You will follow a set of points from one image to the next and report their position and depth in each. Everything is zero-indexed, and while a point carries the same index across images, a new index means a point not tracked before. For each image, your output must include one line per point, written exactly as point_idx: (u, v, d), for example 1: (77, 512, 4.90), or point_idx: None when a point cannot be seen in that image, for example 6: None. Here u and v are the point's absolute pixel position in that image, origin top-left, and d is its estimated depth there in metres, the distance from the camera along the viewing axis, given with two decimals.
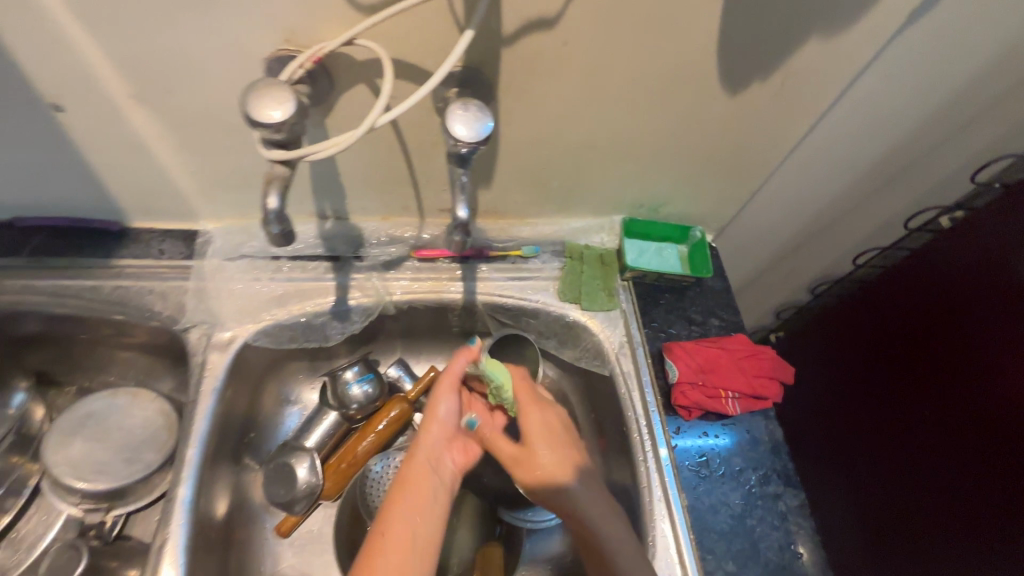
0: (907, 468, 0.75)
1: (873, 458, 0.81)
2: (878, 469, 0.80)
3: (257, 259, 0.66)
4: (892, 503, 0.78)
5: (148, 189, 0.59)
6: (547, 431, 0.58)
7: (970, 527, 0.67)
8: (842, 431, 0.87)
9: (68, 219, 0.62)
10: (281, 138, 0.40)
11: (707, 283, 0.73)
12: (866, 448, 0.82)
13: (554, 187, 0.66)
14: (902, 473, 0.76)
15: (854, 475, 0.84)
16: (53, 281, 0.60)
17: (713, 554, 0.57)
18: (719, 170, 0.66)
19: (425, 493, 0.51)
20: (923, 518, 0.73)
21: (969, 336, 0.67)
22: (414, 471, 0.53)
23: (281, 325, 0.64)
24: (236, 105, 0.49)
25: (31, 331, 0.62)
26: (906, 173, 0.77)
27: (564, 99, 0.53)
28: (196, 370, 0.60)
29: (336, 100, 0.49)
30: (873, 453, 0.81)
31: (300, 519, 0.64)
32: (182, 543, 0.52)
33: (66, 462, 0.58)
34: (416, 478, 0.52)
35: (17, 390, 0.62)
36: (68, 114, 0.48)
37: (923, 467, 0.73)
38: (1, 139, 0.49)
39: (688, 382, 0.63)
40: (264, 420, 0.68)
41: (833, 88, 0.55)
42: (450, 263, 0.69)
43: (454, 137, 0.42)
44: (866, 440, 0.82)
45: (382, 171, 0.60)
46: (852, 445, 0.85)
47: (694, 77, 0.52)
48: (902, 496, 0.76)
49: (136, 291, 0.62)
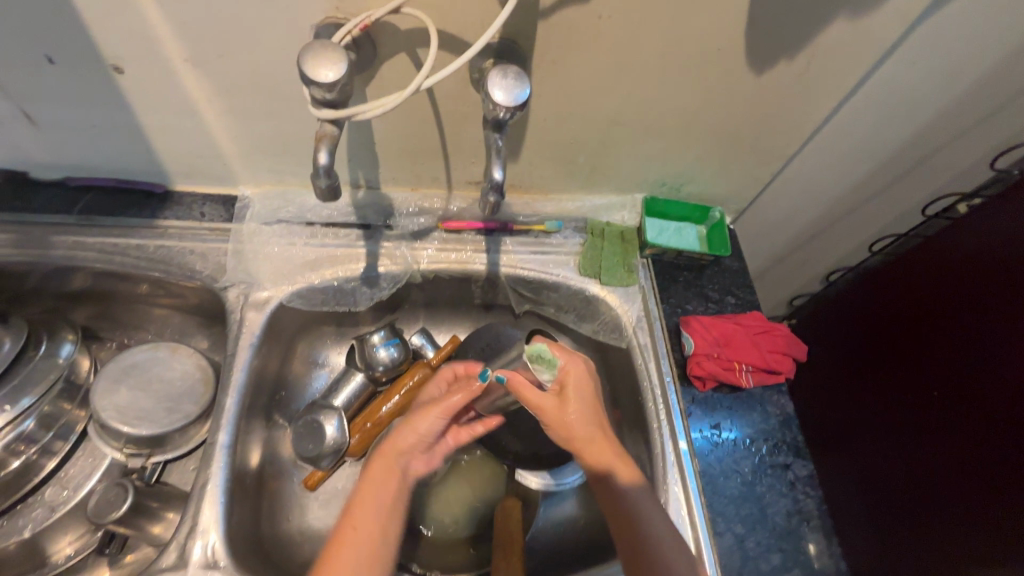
0: (910, 448, 0.77)
1: (879, 440, 0.82)
2: (883, 451, 0.81)
3: (293, 224, 0.69)
4: (895, 484, 0.79)
5: (193, 152, 0.62)
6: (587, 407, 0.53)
7: (971, 505, 0.68)
8: (853, 415, 0.88)
9: (115, 180, 0.66)
10: (332, 97, 0.43)
11: (724, 262, 0.75)
12: (874, 430, 0.84)
13: (580, 163, 0.68)
14: (905, 453, 0.78)
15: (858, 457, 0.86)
16: (101, 238, 0.64)
17: (723, 517, 0.59)
18: (741, 151, 0.67)
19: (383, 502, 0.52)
20: (925, 497, 0.74)
21: (980, 318, 0.69)
22: (381, 474, 0.53)
23: (314, 288, 0.67)
24: (284, 72, 0.52)
25: (79, 286, 0.66)
26: (927, 161, 0.78)
27: (595, 73, 0.55)
28: (234, 327, 0.64)
29: (379, 68, 0.52)
30: (880, 435, 0.83)
31: (327, 473, 0.66)
32: (221, 485, 0.55)
33: (112, 407, 0.61)
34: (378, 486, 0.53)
35: (65, 341, 0.64)
36: (126, 75, 0.51)
37: (926, 447, 0.74)
38: (65, 98, 0.53)
39: (704, 354, 0.65)
40: (294, 380, 0.71)
41: (858, 69, 0.56)
42: (475, 235, 0.72)
43: (493, 102, 0.45)
44: (874, 423, 0.84)
45: (415, 142, 0.62)
46: (861, 428, 0.86)
47: (723, 54, 0.54)
48: (904, 476, 0.78)
49: (179, 250, 0.65)
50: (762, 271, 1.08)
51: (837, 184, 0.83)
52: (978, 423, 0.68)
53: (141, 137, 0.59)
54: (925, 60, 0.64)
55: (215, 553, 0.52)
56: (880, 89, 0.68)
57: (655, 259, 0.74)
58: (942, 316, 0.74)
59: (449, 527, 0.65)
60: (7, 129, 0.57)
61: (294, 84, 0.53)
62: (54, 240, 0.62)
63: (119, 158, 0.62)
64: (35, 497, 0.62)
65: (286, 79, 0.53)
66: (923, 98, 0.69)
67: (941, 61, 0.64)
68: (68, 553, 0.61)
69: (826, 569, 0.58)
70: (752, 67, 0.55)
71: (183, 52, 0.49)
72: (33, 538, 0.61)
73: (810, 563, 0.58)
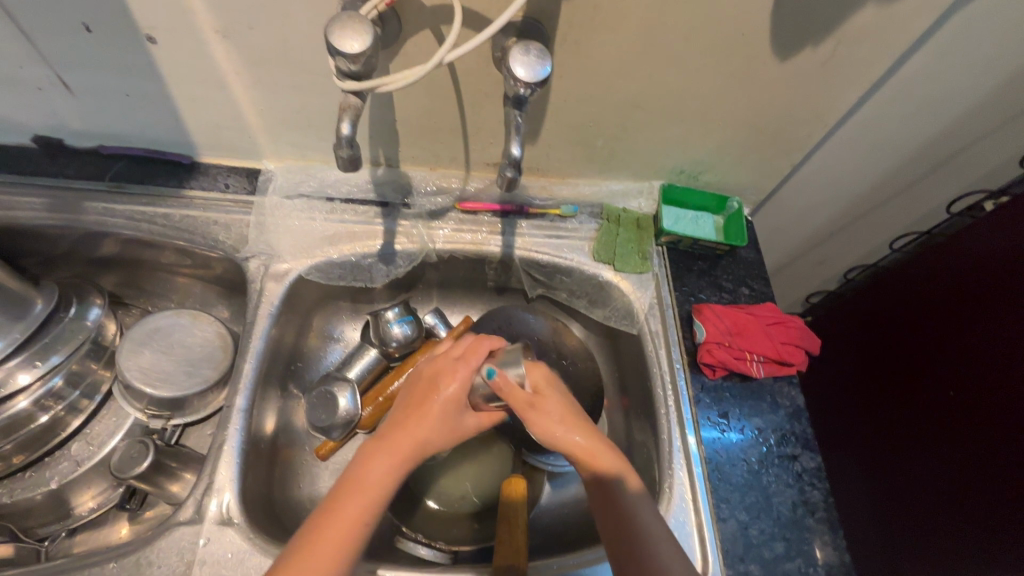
0: (924, 448, 0.76)
1: (895, 440, 0.82)
2: (898, 450, 0.81)
3: (314, 199, 0.71)
4: (909, 483, 0.79)
5: (220, 124, 0.64)
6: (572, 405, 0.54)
7: (983, 505, 0.68)
8: (869, 414, 0.87)
9: (145, 150, 0.68)
10: (356, 69, 0.44)
11: (740, 253, 0.75)
12: (889, 429, 0.83)
13: (599, 147, 0.68)
14: (920, 453, 0.77)
15: (874, 456, 0.85)
16: (130, 206, 0.66)
17: (727, 503, 0.59)
18: (762, 140, 0.67)
19: (382, 505, 0.47)
20: (939, 497, 0.74)
21: (998, 317, 0.68)
22: (384, 466, 0.48)
23: (332, 262, 0.69)
24: (310, 46, 0.53)
25: (109, 252, 0.68)
26: (955, 158, 0.76)
27: (617, 55, 0.55)
28: (254, 296, 0.65)
29: (403, 44, 0.52)
30: (895, 434, 0.82)
31: (338, 444, 0.66)
32: (236, 446, 0.57)
33: (136, 368, 0.63)
34: (384, 484, 0.47)
35: (93, 305, 0.67)
36: (159, 45, 0.53)
37: (940, 446, 0.74)
38: (100, 66, 0.55)
39: (715, 342, 0.65)
40: (310, 353, 0.73)
41: (886, 56, 0.55)
42: (492, 217, 0.73)
43: (514, 78, 0.45)
44: (889, 422, 0.83)
45: (436, 122, 0.63)
46: (877, 428, 0.86)
47: (747, 39, 0.53)
48: (918, 476, 0.77)
49: (203, 220, 0.67)
50: (780, 267, 1.07)
51: (861, 179, 0.81)
52: (993, 423, 0.67)
53: (171, 106, 0.61)
54: (957, 52, 0.63)
55: (229, 510, 0.54)
56: (909, 81, 0.66)
57: (670, 247, 0.74)
58: (958, 315, 0.73)
59: (454, 503, 0.66)
60: (45, 96, 0.59)
61: (319, 58, 0.54)
62: (86, 206, 0.65)
63: (150, 128, 0.64)
64: (61, 451, 0.65)
65: (311, 53, 0.54)
66: (954, 91, 0.67)
67: (974, 53, 0.63)
68: (91, 506, 0.64)
69: (831, 561, 0.57)
70: (777, 53, 0.55)
71: (214, 23, 0.51)
72: (58, 490, 0.63)
73: (815, 555, 0.57)
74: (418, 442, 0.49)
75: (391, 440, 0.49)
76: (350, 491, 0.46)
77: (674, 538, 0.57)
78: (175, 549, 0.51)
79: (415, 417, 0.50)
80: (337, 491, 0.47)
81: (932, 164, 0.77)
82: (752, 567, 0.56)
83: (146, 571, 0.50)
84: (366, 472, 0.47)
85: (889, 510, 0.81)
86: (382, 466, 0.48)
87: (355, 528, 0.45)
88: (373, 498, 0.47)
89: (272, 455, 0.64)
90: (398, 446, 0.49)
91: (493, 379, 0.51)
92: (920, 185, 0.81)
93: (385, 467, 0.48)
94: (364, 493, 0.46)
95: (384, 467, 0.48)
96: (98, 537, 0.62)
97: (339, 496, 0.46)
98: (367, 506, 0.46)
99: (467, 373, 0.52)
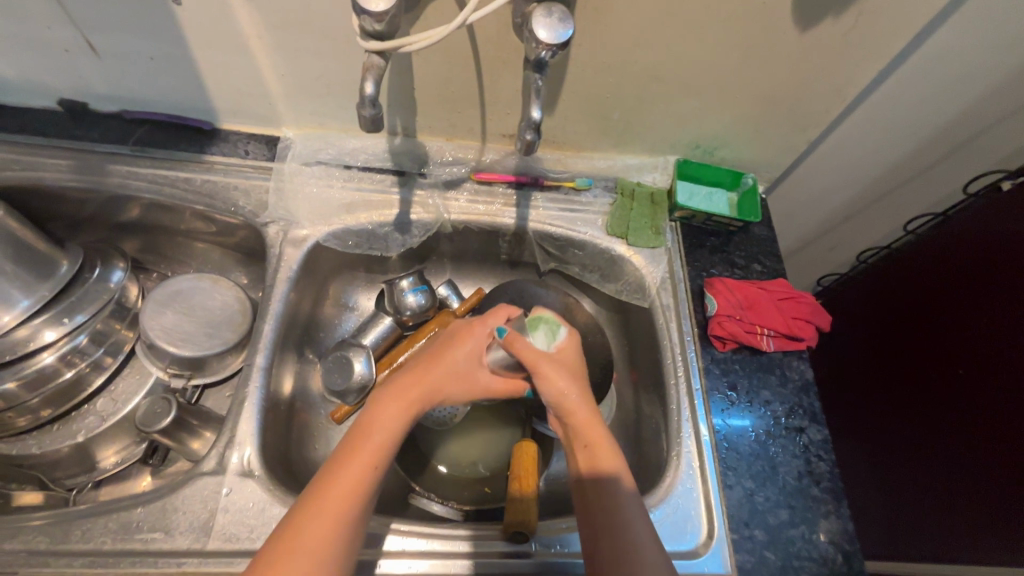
0: (948, 433, 0.80)
1: (919, 428, 0.85)
2: (925, 436, 0.84)
3: (331, 166, 0.72)
4: (930, 465, 0.83)
5: (242, 90, 0.65)
6: (567, 370, 0.55)
7: (1005, 482, 0.72)
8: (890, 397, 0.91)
9: (167, 115, 0.69)
10: (380, 28, 0.45)
11: (753, 229, 0.75)
12: (912, 413, 0.87)
13: (615, 119, 0.68)
14: (945, 437, 0.81)
15: (903, 444, 0.88)
16: (154, 170, 0.67)
17: (734, 472, 0.60)
18: (779, 114, 0.66)
19: (389, 453, 0.48)
20: (964, 478, 0.78)
21: (1000, 303, 0.72)
22: (396, 415, 0.49)
23: (349, 229, 0.70)
24: (332, 9, 0.53)
25: (134, 217, 0.70)
26: (975, 140, 0.75)
27: (636, 24, 0.54)
28: (274, 261, 0.67)
29: (424, 8, 0.52)
30: (918, 417, 0.86)
31: (353, 408, 0.67)
32: (256, 402, 0.59)
33: (159, 327, 0.65)
34: (393, 429, 0.48)
35: (116, 269, 0.69)
36: (184, 7, 0.53)
37: (964, 431, 0.77)
38: (128, 28, 0.56)
39: (727, 315, 0.66)
40: (326, 321, 0.75)
41: (908, 28, 0.55)
42: (506, 188, 0.74)
43: (538, 40, 0.46)
44: (911, 405, 0.87)
45: (453, 88, 0.63)
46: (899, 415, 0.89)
47: (767, 7, 0.53)
48: (941, 458, 0.81)
49: (224, 186, 0.69)
50: (792, 251, 1.07)
51: (878, 161, 0.81)
52: (1010, 406, 0.71)
53: (194, 70, 0.62)
54: (984, 28, 0.62)
55: (249, 463, 0.56)
56: (932, 57, 0.66)
57: (683, 222, 0.75)
58: (962, 303, 0.78)
59: (462, 467, 0.67)
60: (71, 58, 0.60)
61: (340, 22, 0.54)
62: (109, 168, 0.66)
63: (174, 93, 0.66)
64: (87, 406, 0.67)
65: (332, 17, 0.54)
66: (978, 67, 0.66)
67: (1000, 30, 0.61)
68: (114, 460, 0.66)
69: (834, 531, 0.58)
70: (798, 23, 0.54)
71: None
72: (85, 444, 0.65)
73: (818, 524, 0.58)
74: (431, 391, 0.52)
75: (401, 386, 0.51)
76: (360, 440, 0.47)
77: (680, 503, 0.58)
78: (199, 497, 0.53)
79: (431, 366, 0.53)
80: (348, 437, 0.48)
81: (952, 147, 0.76)
82: (756, 533, 0.57)
83: (171, 517, 0.52)
84: (375, 421, 0.49)
85: (916, 490, 0.86)
86: (390, 413, 0.49)
87: (365, 474, 0.45)
88: (383, 441, 0.47)
89: (290, 416, 0.65)
90: (407, 393, 0.51)
91: (504, 338, 0.55)
92: (939, 170, 0.80)
93: (395, 413, 0.49)
94: (374, 438, 0.47)
95: (393, 412, 0.49)
96: (121, 490, 0.64)
97: (351, 443, 0.47)
98: (379, 450, 0.47)
99: (483, 333, 0.56)
